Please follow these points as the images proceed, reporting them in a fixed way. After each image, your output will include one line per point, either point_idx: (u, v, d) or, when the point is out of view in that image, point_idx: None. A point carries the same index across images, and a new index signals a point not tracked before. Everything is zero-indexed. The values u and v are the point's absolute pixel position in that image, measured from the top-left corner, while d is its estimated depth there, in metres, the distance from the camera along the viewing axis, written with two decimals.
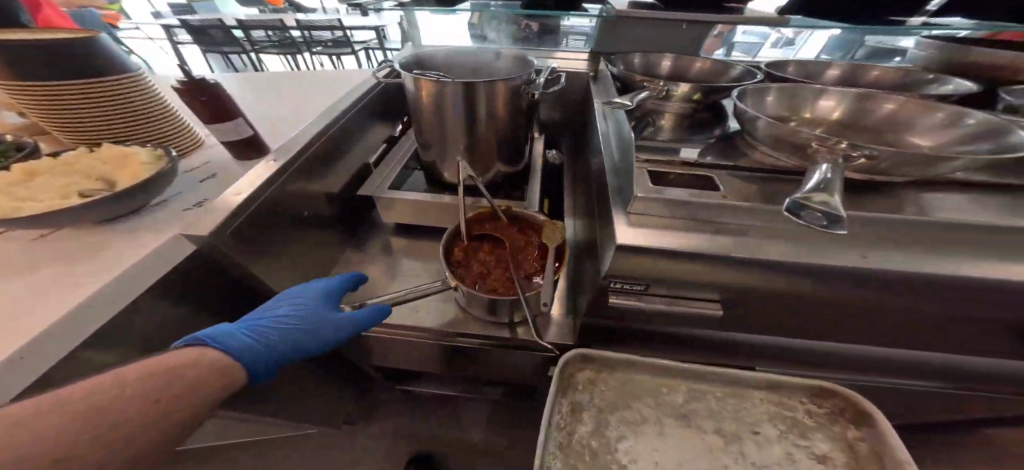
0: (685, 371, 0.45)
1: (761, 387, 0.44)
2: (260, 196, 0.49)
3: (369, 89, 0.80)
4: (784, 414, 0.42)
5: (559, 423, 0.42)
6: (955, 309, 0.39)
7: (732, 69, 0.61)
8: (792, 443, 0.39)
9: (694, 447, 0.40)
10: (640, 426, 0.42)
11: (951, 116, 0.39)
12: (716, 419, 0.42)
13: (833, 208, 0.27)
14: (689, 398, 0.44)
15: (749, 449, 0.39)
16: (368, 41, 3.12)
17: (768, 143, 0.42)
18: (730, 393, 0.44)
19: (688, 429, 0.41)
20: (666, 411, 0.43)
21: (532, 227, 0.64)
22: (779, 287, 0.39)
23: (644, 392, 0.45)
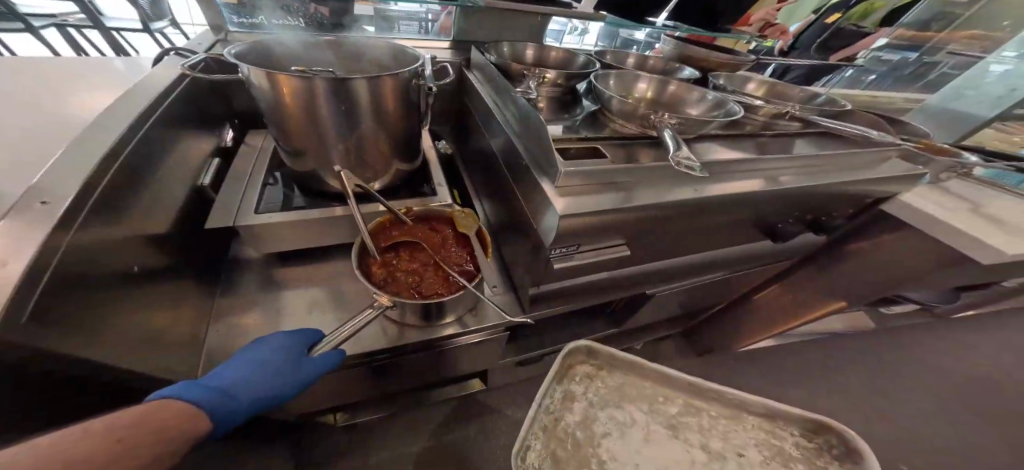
0: (687, 386, 0.46)
1: (757, 413, 0.44)
2: (54, 255, 0.31)
3: (178, 81, 0.58)
4: (776, 445, 0.42)
5: (545, 431, 0.42)
6: (754, 217, 0.60)
7: (577, 58, 0.82)
8: (772, 468, 0.40)
9: (672, 454, 0.42)
10: (629, 425, 0.44)
11: (701, 95, 0.63)
12: (702, 436, 0.43)
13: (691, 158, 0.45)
14: (686, 409, 0.45)
15: (731, 467, 0.41)
16: (57, 15, 1.98)
17: (621, 115, 0.59)
18: (726, 411, 0.45)
19: (673, 437, 0.43)
20: (659, 419, 0.45)
21: (442, 220, 0.66)
22: (667, 221, 0.53)
23: (640, 393, 0.47)
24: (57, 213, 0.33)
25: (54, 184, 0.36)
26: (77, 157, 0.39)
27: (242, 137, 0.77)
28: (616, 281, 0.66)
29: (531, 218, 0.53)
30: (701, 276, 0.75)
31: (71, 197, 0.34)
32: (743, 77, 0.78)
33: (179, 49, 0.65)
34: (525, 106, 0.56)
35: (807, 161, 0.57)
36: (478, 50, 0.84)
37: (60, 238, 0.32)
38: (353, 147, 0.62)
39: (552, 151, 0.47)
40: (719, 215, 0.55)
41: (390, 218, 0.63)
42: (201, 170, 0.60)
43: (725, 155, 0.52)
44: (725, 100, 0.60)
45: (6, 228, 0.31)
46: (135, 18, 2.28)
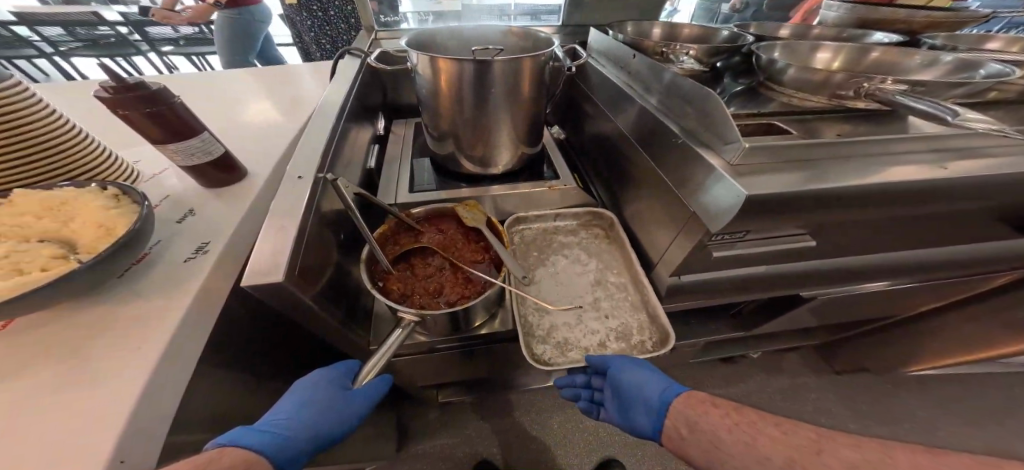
0: (636, 273, 0.62)
1: (649, 316, 0.58)
2: (307, 230, 0.39)
3: (354, 78, 0.68)
4: (630, 330, 0.58)
5: (533, 234, 0.72)
6: (983, 213, 0.47)
7: (719, 32, 0.71)
8: (608, 329, 0.58)
9: (580, 288, 0.64)
10: (582, 262, 0.67)
11: (927, 58, 0.50)
12: (603, 295, 0.62)
13: (984, 117, 0.32)
14: (619, 284, 0.63)
15: (590, 315, 0.60)
16: None
17: (798, 88, 0.50)
18: (636, 303, 0.61)
19: (596, 283, 0.64)
20: (598, 276, 0.65)
21: (446, 219, 0.64)
22: (865, 215, 0.44)
23: (608, 261, 0.67)
24: (305, 190, 0.41)
25: (299, 165, 0.45)
26: (310, 142, 0.49)
27: (390, 126, 0.88)
28: (771, 279, 0.58)
29: (683, 196, 0.49)
30: (879, 283, 0.62)
31: (315, 176, 0.43)
32: (978, 36, 0.61)
33: (353, 50, 0.76)
34: (678, 79, 0.52)
35: None
36: (602, 31, 0.81)
37: (310, 209, 0.40)
38: (491, 132, 0.66)
39: (727, 122, 0.42)
40: (945, 207, 0.44)
41: (390, 228, 0.59)
42: (367, 154, 0.70)
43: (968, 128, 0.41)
44: (979, 59, 0.46)
45: (282, 202, 0.39)
46: (286, 36, 2.79)
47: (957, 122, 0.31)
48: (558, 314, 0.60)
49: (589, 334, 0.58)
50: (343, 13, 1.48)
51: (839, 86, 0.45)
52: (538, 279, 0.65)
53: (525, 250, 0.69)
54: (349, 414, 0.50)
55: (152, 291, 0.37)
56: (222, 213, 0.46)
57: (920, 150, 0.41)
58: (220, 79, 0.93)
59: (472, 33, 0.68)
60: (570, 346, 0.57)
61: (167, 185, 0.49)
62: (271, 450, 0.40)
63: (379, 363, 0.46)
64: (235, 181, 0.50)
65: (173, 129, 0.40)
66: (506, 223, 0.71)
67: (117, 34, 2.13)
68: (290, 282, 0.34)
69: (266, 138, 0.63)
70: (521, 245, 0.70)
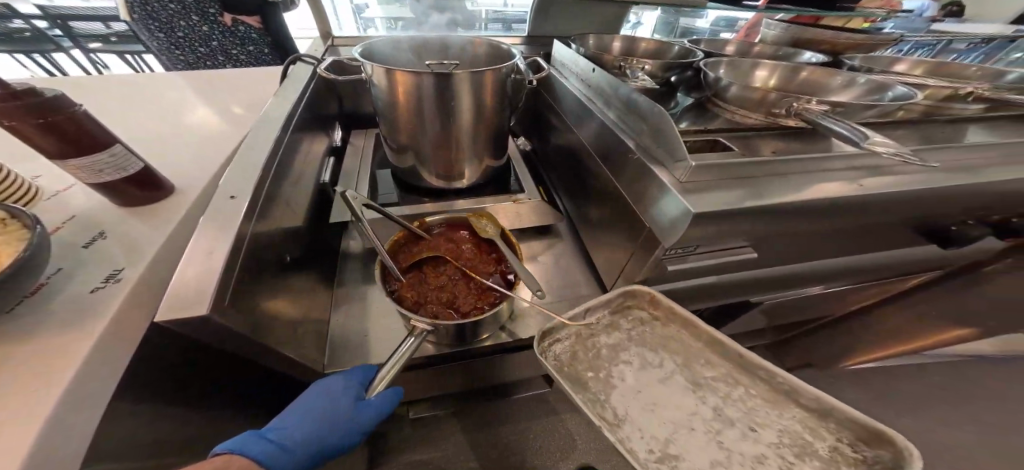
0: (741, 358, 0.47)
1: (802, 405, 0.44)
2: (242, 252, 0.34)
3: (304, 87, 0.64)
4: (802, 438, 0.42)
5: (569, 349, 0.50)
6: (903, 220, 0.52)
7: (672, 48, 0.75)
8: (776, 450, 0.41)
9: (683, 404, 0.46)
10: (655, 365, 0.50)
11: (848, 80, 0.54)
12: (720, 401, 0.46)
13: (888, 141, 0.35)
14: (722, 378, 0.48)
15: (727, 438, 0.43)
16: None
17: (741, 106, 0.53)
18: (769, 396, 0.45)
19: (696, 389, 0.47)
20: (687, 375, 0.48)
21: (458, 229, 0.63)
22: (805, 225, 0.47)
23: (680, 349, 0.51)
24: (240, 208, 0.37)
25: (235, 181, 0.41)
26: (248, 157, 0.44)
27: (348, 136, 0.85)
28: (722, 286, 0.61)
29: (640, 213, 0.50)
30: (819, 284, 0.67)
31: (252, 190, 0.39)
32: (888, 58, 0.68)
33: (305, 57, 0.73)
34: (633, 96, 0.54)
35: (973, 158, 0.48)
36: (564, 45, 0.82)
37: (246, 228, 0.36)
38: (452, 146, 0.65)
39: (676, 140, 0.44)
40: (871, 217, 0.48)
41: (404, 236, 0.60)
42: (321, 167, 0.67)
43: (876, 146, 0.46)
44: (889, 82, 0.50)
45: (210, 224, 0.35)
46: None
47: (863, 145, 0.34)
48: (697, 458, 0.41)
49: None
50: (198, 35, 1.21)
51: (774, 104, 0.49)
52: (629, 421, 0.44)
53: (579, 381, 0.47)
54: (359, 419, 0.51)
55: (47, 329, 0.32)
56: (143, 235, 0.41)
57: (843, 168, 0.46)
58: (151, 82, 0.85)
59: (430, 41, 0.66)
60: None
61: (76, 204, 0.43)
62: (269, 458, 0.42)
63: (390, 372, 0.45)
64: (161, 198, 0.45)
65: (74, 141, 0.35)
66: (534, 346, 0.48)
67: (32, 27, 1.89)
68: (219, 313, 0.30)
69: (205, 150, 0.58)
70: (575, 362, 0.49)
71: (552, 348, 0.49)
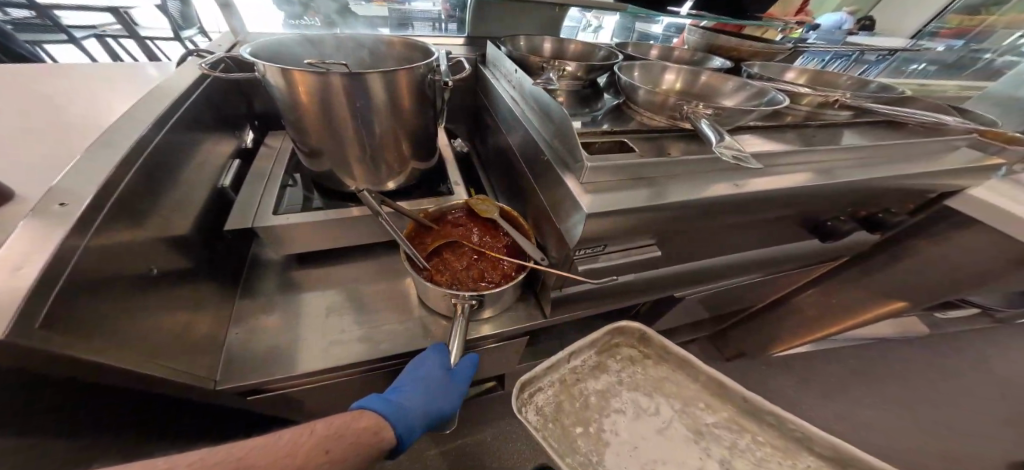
0: (714, 381, 0.56)
1: (797, 449, 0.52)
2: (67, 267, 0.30)
3: (196, 83, 0.58)
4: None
5: (553, 400, 0.56)
6: (789, 214, 0.57)
7: (597, 51, 0.77)
8: None
9: (674, 451, 0.54)
10: (645, 408, 0.57)
11: (738, 84, 0.58)
12: (721, 450, 0.53)
13: (737, 150, 0.41)
14: (717, 424, 0.55)
15: None
16: (98, 28, 2.08)
17: (647, 109, 0.55)
18: (775, 442, 0.53)
19: (678, 429, 0.55)
20: (685, 421, 0.56)
21: (467, 216, 0.67)
22: (700, 221, 0.50)
23: (663, 386, 0.59)
24: (73, 217, 0.32)
25: (77, 185, 0.35)
26: (102, 158, 0.39)
27: (264, 137, 0.78)
28: (643, 281, 0.64)
29: (556, 218, 0.50)
30: (733, 275, 0.72)
31: (95, 195, 0.35)
32: (781, 66, 0.73)
33: (201, 50, 0.66)
34: (546, 100, 0.53)
35: (839, 158, 0.54)
36: (494, 45, 0.80)
37: (78, 241, 0.31)
38: (371, 149, 0.61)
39: (576, 145, 0.44)
40: (754, 213, 0.53)
41: (414, 229, 0.62)
42: (220, 169, 0.60)
43: (757, 149, 0.50)
44: (768, 88, 0.54)
45: (26, 236, 0.30)
46: (167, 29, 2.37)
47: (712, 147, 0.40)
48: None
49: None
50: None
51: (674, 108, 0.52)
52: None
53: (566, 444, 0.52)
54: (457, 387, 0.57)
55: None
56: None
57: (727, 168, 0.50)
58: (16, 80, 0.73)
59: (340, 38, 0.62)
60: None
61: None
62: (395, 415, 0.49)
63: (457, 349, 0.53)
64: None
65: None
66: (514, 395, 0.52)
67: None
68: (27, 337, 0.26)
69: (69, 156, 0.51)
70: (564, 414, 0.55)
71: (537, 405, 0.55)
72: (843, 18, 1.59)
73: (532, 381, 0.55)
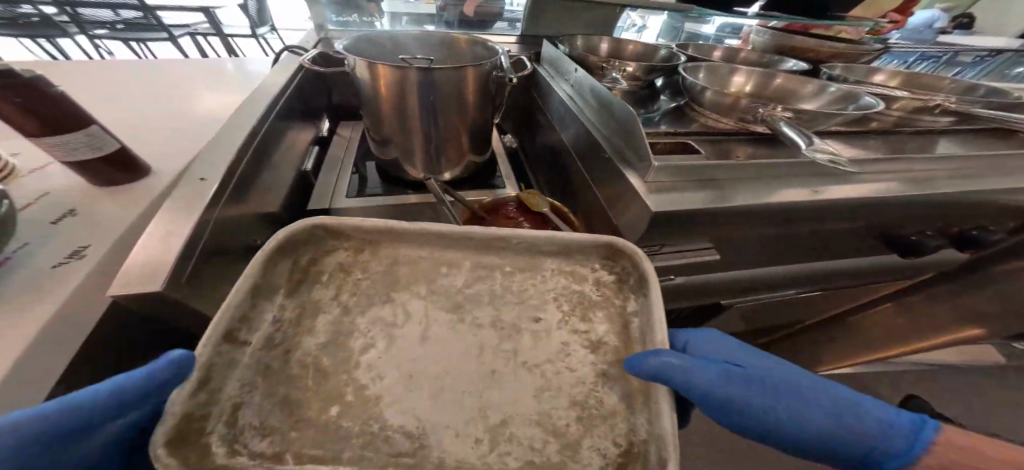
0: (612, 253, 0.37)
1: (558, 259, 0.39)
2: (202, 234, 0.35)
3: (290, 77, 0.64)
4: (575, 289, 0.37)
5: (260, 358, 0.29)
6: (863, 227, 0.54)
7: (659, 51, 0.75)
8: (571, 319, 0.35)
9: (455, 353, 0.32)
10: (394, 321, 0.34)
11: (819, 87, 0.55)
12: (518, 323, 0.35)
13: (827, 152, 0.38)
14: (541, 304, 0.36)
15: (561, 360, 0.32)
16: (189, 26, 2.36)
17: (715, 111, 0.54)
18: (562, 269, 0.39)
19: (472, 286, 0.37)
20: (439, 309, 0.36)
21: (517, 209, 0.69)
22: (767, 227, 0.48)
23: (398, 278, 0.38)
24: (207, 192, 0.38)
25: (207, 165, 0.41)
26: (223, 142, 0.45)
27: (335, 127, 0.85)
28: (695, 286, 0.63)
29: (613, 215, 0.51)
30: (792, 288, 0.69)
31: (222, 175, 0.40)
32: (868, 68, 0.68)
33: (294, 47, 0.73)
34: (610, 99, 0.54)
35: (930, 170, 0.50)
36: (552, 44, 0.82)
37: (209, 213, 0.37)
38: (434, 141, 0.65)
39: (643, 143, 0.45)
40: (825, 222, 0.50)
41: (468, 218, 0.65)
42: (302, 155, 0.67)
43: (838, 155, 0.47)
44: (856, 91, 0.51)
45: (174, 206, 0.36)
46: (244, 26, 2.63)
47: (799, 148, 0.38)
48: (551, 394, 0.30)
49: (592, 358, 0.32)
50: None
51: (745, 110, 0.50)
52: (449, 416, 0.28)
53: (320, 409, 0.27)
54: None
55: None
56: (115, 215, 0.42)
57: (801, 174, 0.48)
58: (145, 74, 0.86)
59: (415, 37, 0.67)
60: (608, 387, 0.30)
61: (51, 181, 0.44)
62: None
63: None
64: (137, 179, 0.46)
65: (52, 122, 0.36)
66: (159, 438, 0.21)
67: (40, 14, 1.93)
68: (175, 290, 0.31)
69: (187, 140, 0.59)
70: (328, 353, 0.31)
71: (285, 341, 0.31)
72: (936, 15, 1.42)
73: (239, 325, 0.29)
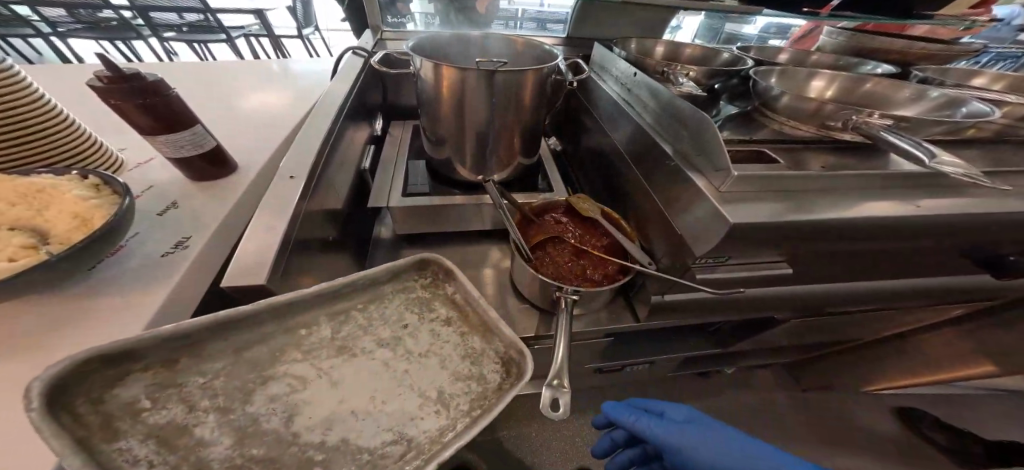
0: (467, 293, 0.38)
1: (387, 278, 0.39)
2: (293, 230, 0.37)
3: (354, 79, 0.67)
4: (416, 301, 0.39)
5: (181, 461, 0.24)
6: (956, 243, 0.50)
7: (721, 53, 0.72)
8: (425, 321, 0.37)
9: (371, 389, 0.31)
10: (297, 385, 0.31)
11: (916, 93, 0.51)
12: (399, 352, 0.35)
13: (954, 161, 0.34)
14: (411, 334, 0.36)
15: (434, 353, 0.35)
16: (244, 27, 2.52)
17: (792, 117, 0.51)
18: (409, 299, 0.39)
19: (314, 316, 0.35)
20: (315, 350, 0.33)
21: (566, 213, 0.68)
22: (850, 241, 0.46)
23: (251, 353, 0.31)
24: (296, 189, 0.40)
25: (292, 164, 0.44)
26: (303, 143, 0.48)
27: (387, 126, 0.88)
28: (757, 300, 0.60)
29: (674, 223, 0.50)
30: (864, 305, 0.64)
31: (306, 173, 0.42)
32: (965, 71, 0.63)
33: (357, 49, 0.76)
34: (675, 102, 0.53)
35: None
36: (605, 46, 0.80)
37: (299, 210, 0.39)
38: (488, 142, 0.66)
39: (719, 148, 0.43)
40: (914, 239, 0.47)
41: (519, 221, 0.65)
42: (360, 154, 0.70)
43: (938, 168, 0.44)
44: (964, 96, 0.46)
45: (270, 200, 0.38)
46: (293, 28, 2.78)
47: (921, 161, 0.33)
48: (452, 364, 0.34)
49: (446, 339, 0.36)
50: None
51: (829, 116, 0.47)
52: (403, 414, 0.30)
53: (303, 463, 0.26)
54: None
55: (118, 284, 0.36)
56: (211, 208, 0.45)
57: (895, 186, 0.44)
58: (218, 76, 0.93)
59: (474, 39, 0.67)
60: (471, 335, 0.36)
61: (153, 175, 0.49)
62: None
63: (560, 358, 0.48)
64: (224, 174, 0.50)
65: (164, 122, 0.39)
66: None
67: (120, 17, 2.14)
68: (273, 283, 0.33)
69: (263, 137, 0.64)
70: (254, 443, 0.27)
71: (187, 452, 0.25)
72: None
73: None
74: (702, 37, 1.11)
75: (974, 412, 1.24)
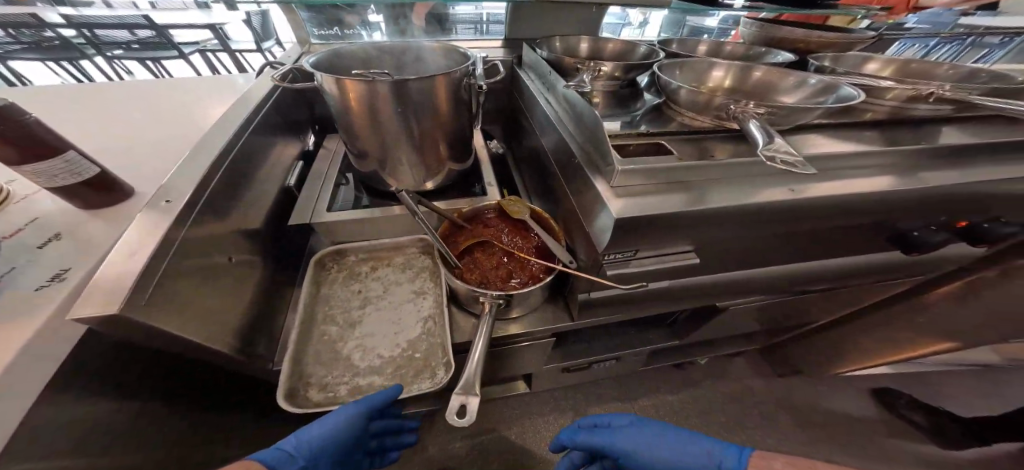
0: (377, 244, 0.65)
1: (315, 274, 0.61)
2: (167, 254, 0.36)
3: (266, 93, 0.65)
4: (344, 278, 0.62)
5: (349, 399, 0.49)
6: (852, 223, 0.52)
7: (638, 48, 0.73)
8: (366, 279, 0.62)
9: (386, 324, 0.57)
10: (364, 347, 0.54)
11: (800, 80, 0.53)
12: (368, 302, 0.59)
13: (787, 151, 0.37)
14: (365, 299, 0.59)
15: (387, 288, 0.62)
16: (197, 43, 2.45)
17: (690, 110, 0.52)
18: (343, 279, 0.62)
19: (321, 326, 0.55)
20: (337, 327, 0.56)
21: (497, 216, 0.68)
22: (745, 228, 0.47)
23: (318, 350, 0.53)
24: (175, 212, 0.39)
25: (175, 187, 0.42)
26: (194, 163, 0.46)
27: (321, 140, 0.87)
28: (681, 290, 0.61)
29: (585, 224, 0.50)
30: (786, 288, 0.66)
31: (188, 195, 0.41)
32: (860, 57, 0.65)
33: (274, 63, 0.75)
34: (579, 102, 0.53)
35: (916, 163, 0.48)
36: (530, 46, 0.80)
37: (175, 234, 0.38)
38: (410, 150, 0.65)
39: (608, 148, 0.43)
40: (808, 221, 0.49)
41: (447, 228, 0.64)
42: (285, 169, 0.68)
43: (818, 152, 0.46)
44: (839, 82, 0.48)
45: (143, 226, 0.37)
46: (250, 41, 2.72)
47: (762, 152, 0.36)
48: (402, 279, 0.63)
49: (385, 277, 0.63)
50: None
51: (720, 107, 0.48)
52: (405, 311, 0.59)
53: (408, 357, 0.53)
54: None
55: None
56: (99, 236, 0.44)
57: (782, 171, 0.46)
58: (139, 94, 0.89)
59: (388, 46, 0.67)
60: (396, 259, 0.66)
61: (39, 206, 0.47)
62: None
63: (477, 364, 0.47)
64: (120, 199, 0.48)
65: (26, 147, 0.38)
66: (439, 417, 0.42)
67: (59, 37, 2.05)
68: (134, 313, 0.32)
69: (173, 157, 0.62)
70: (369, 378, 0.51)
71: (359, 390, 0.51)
72: None
73: None
74: (667, 32, 1.12)
75: (927, 379, 1.29)
